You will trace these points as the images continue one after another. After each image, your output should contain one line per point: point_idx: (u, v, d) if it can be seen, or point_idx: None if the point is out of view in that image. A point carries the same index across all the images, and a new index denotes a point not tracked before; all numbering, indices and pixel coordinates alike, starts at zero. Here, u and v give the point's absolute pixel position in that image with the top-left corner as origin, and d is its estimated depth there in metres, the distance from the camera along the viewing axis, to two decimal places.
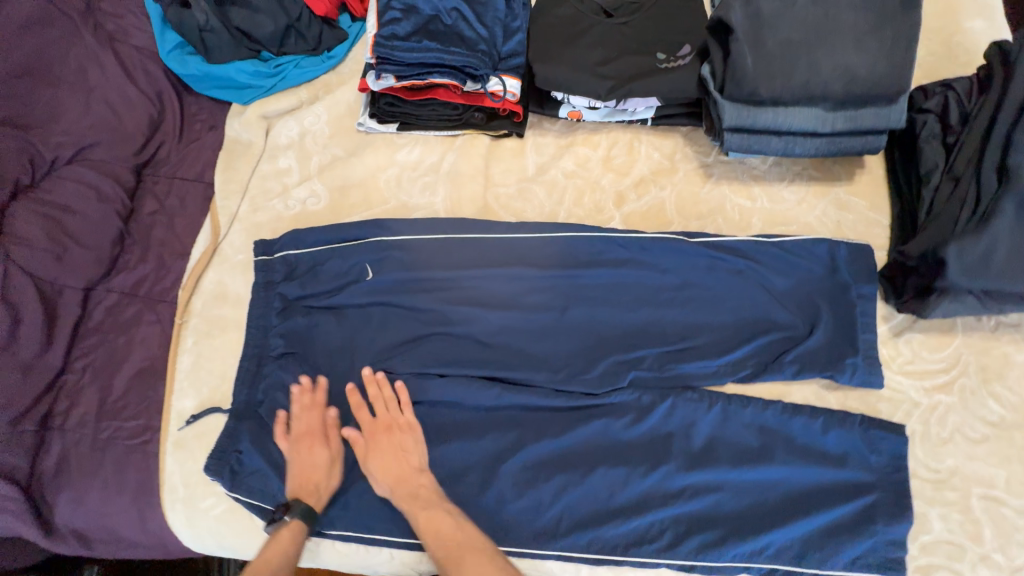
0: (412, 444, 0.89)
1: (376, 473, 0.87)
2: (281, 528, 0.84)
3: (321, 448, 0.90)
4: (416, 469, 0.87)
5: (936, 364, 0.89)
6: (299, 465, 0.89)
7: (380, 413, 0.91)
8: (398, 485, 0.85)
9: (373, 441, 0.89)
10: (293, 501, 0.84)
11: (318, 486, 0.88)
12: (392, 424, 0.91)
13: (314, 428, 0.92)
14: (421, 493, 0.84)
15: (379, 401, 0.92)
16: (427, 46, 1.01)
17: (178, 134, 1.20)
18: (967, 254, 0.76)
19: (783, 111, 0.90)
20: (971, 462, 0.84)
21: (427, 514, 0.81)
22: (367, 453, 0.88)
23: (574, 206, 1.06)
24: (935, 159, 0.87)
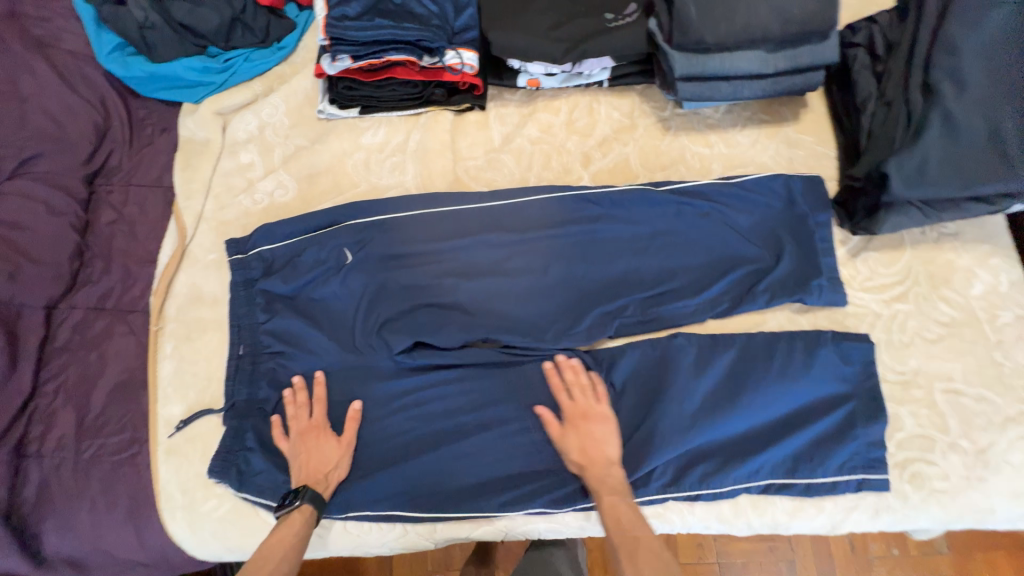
0: (608, 436, 0.87)
1: (570, 453, 0.87)
2: (289, 514, 0.84)
3: (327, 440, 0.90)
4: (607, 460, 0.86)
5: (891, 277, 0.96)
6: (306, 456, 0.88)
7: (579, 399, 0.90)
8: (587, 467, 0.86)
9: (569, 424, 0.88)
10: (302, 487, 0.85)
11: (327, 474, 0.88)
12: (589, 413, 0.89)
13: (317, 422, 0.91)
14: (607, 478, 0.85)
15: (572, 384, 0.92)
16: (380, 24, 1.01)
17: (128, 141, 1.15)
18: (904, 167, 0.84)
19: (729, 56, 0.94)
20: (931, 361, 0.91)
21: (611, 499, 0.83)
22: (565, 437, 0.88)
23: (542, 170, 1.09)
24: (869, 88, 0.95)
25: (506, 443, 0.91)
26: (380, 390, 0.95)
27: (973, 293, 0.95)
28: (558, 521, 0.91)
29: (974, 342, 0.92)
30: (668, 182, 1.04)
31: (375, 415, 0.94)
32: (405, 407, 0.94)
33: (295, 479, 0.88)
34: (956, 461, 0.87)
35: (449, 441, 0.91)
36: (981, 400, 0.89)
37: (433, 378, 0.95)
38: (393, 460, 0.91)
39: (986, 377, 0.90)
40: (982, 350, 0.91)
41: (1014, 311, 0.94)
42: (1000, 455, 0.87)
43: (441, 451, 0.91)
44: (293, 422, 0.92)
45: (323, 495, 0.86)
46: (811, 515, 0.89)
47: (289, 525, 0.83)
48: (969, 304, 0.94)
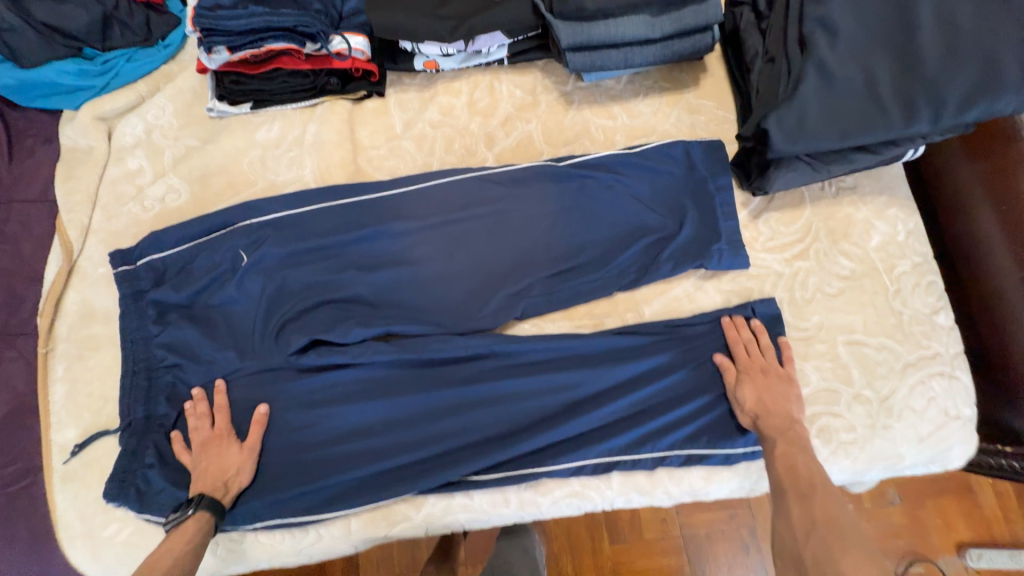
0: (789, 395, 0.85)
1: (745, 400, 0.85)
2: (183, 521, 0.80)
3: (229, 447, 0.86)
4: (789, 417, 0.83)
5: (791, 236, 0.96)
6: (205, 466, 0.85)
7: (759, 353, 0.88)
8: (764, 415, 0.83)
9: (746, 375, 0.86)
10: (197, 495, 0.81)
11: (228, 481, 0.84)
12: (769, 370, 0.87)
13: (218, 429, 0.87)
14: (785, 430, 0.82)
15: (750, 339, 0.90)
16: (253, 11, 0.95)
17: (8, 154, 1.09)
18: (786, 120, 0.82)
19: (615, 22, 0.92)
20: (833, 314, 0.92)
21: (789, 448, 0.80)
22: (743, 384, 0.86)
23: (445, 154, 1.06)
24: (756, 46, 0.94)
25: (415, 436, 0.88)
26: (283, 396, 0.91)
27: (873, 244, 0.95)
28: (477, 509, 0.89)
29: (873, 292, 0.93)
30: (573, 156, 1.02)
31: (280, 419, 0.90)
32: (312, 409, 0.90)
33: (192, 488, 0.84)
34: (860, 411, 0.88)
35: (357, 441, 0.89)
36: (882, 349, 0.90)
37: (337, 375, 0.91)
38: (302, 464, 0.88)
39: (886, 326, 0.91)
40: (881, 299, 0.93)
41: (911, 259, 0.95)
42: (902, 402, 0.89)
43: (353, 451, 0.88)
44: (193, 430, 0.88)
45: (223, 501, 0.83)
46: (725, 478, 0.89)
47: (179, 536, 0.79)
48: (869, 255, 0.95)
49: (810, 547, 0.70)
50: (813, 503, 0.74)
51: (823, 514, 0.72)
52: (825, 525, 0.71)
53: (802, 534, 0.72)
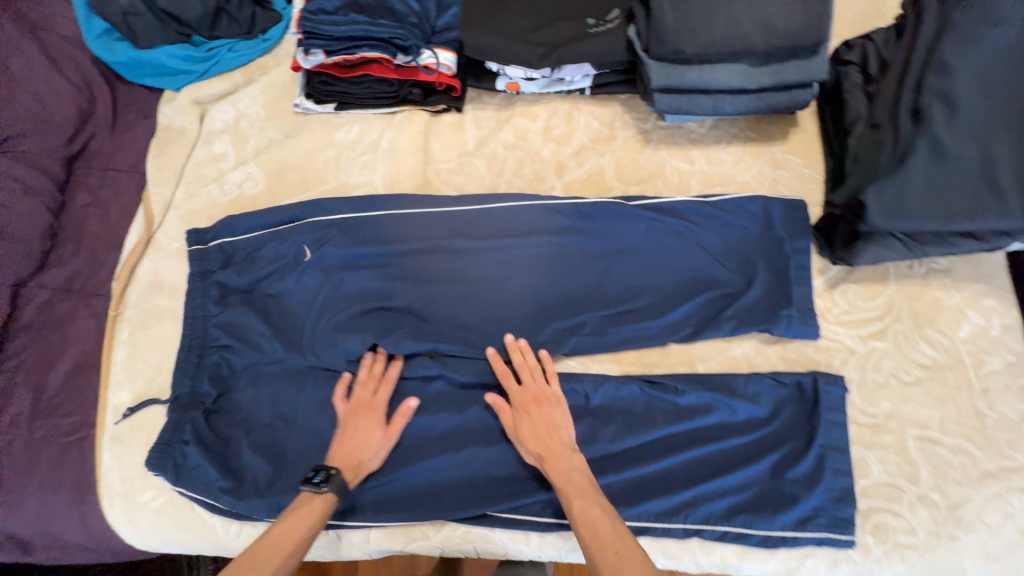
0: (561, 419, 0.85)
1: (526, 440, 0.83)
2: (313, 495, 0.80)
3: (376, 423, 0.87)
4: (565, 448, 0.82)
5: (870, 312, 0.90)
6: (349, 435, 0.86)
7: (528, 384, 0.87)
8: (545, 460, 0.81)
9: (521, 411, 0.85)
10: (334, 472, 0.80)
11: (360, 463, 0.84)
12: (540, 395, 0.87)
13: (374, 404, 0.88)
14: (570, 473, 0.79)
15: (522, 366, 0.88)
16: (354, 19, 0.99)
17: (111, 125, 1.17)
18: (885, 195, 0.78)
19: (709, 68, 0.89)
20: (907, 405, 0.85)
21: (583, 502, 0.75)
22: (518, 423, 0.85)
23: (514, 176, 1.06)
24: (859, 108, 0.89)
25: (445, 460, 0.87)
26: (326, 394, 0.92)
27: (961, 335, 0.88)
28: (496, 542, 0.87)
29: (956, 388, 0.85)
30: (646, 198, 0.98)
31: (317, 417, 0.91)
32: None
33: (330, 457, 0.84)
34: (925, 515, 0.80)
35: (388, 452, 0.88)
36: (957, 452, 0.82)
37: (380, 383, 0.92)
38: None
39: (966, 428, 0.83)
40: (965, 397, 0.85)
41: (1003, 357, 0.87)
42: (974, 513, 0.80)
43: (383, 465, 0.87)
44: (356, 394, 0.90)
45: (350, 486, 0.82)
46: (763, 561, 0.82)
47: (306, 515, 0.78)
48: (955, 346, 0.87)
49: None
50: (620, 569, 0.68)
51: None
52: None
53: None
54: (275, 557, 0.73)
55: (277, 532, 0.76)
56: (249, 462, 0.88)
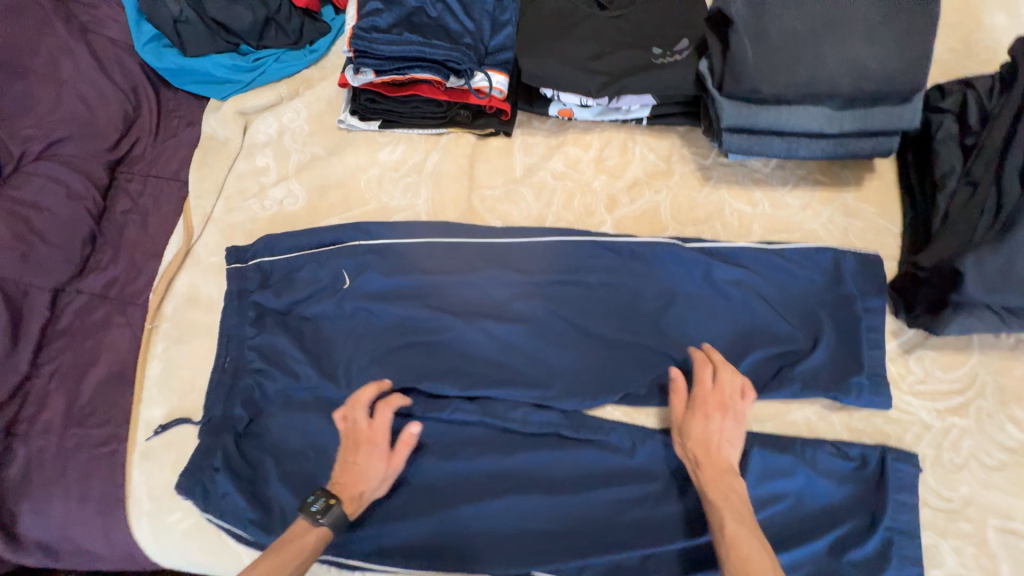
0: (736, 442, 0.76)
1: (691, 438, 0.76)
2: (308, 527, 0.74)
3: (377, 454, 0.80)
4: (729, 468, 0.74)
5: (949, 384, 0.82)
6: (349, 466, 0.80)
7: (720, 390, 0.79)
8: (704, 467, 0.74)
9: (700, 410, 0.78)
10: (331, 504, 0.75)
11: (362, 494, 0.79)
12: (726, 406, 0.78)
13: (374, 433, 0.82)
14: (728, 493, 0.72)
15: (717, 371, 0.80)
16: (408, 39, 0.95)
17: (155, 131, 1.16)
18: (987, 265, 0.71)
19: (787, 110, 0.83)
20: (987, 491, 0.77)
21: (739, 528, 0.68)
22: (693, 419, 0.77)
23: (563, 209, 1.00)
24: (952, 161, 0.83)
25: (479, 510, 0.83)
26: None
27: None
28: None
29: None
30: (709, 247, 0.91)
31: None
32: None
33: (329, 487, 0.79)
34: None
35: (420, 496, 0.84)
36: None
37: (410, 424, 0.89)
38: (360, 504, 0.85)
39: None
40: None
41: None
42: None
43: (414, 511, 0.83)
44: (353, 420, 0.83)
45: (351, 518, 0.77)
46: None
47: (298, 550, 0.72)
48: None
49: None
50: None
51: None
52: None
53: None
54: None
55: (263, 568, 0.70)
56: (277, 494, 0.85)
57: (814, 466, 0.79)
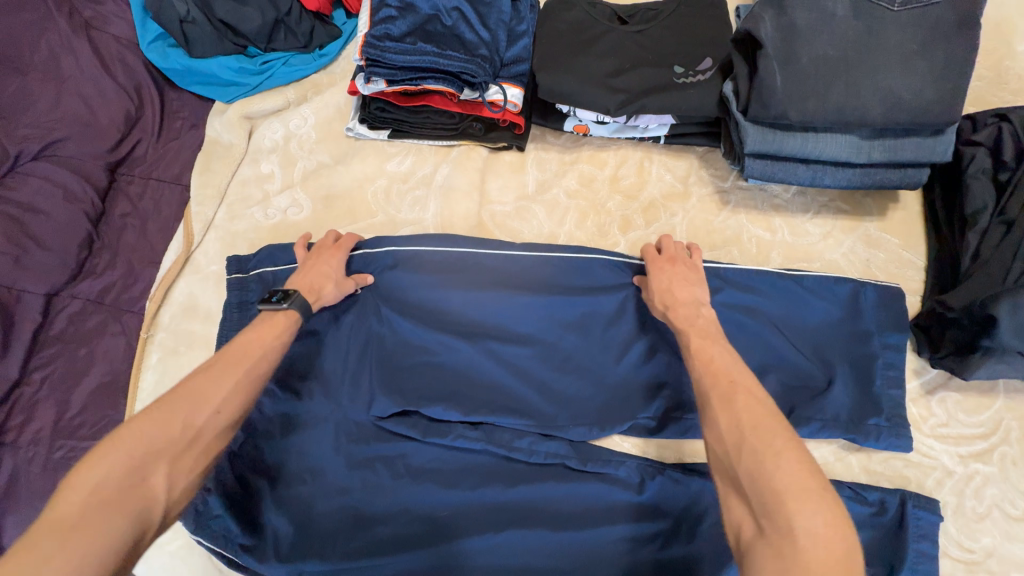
0: (695, 279, 0.82)
1: (652, 289, 0.83)
2: (273, 313, 0.79)
3: (337, 258, 0.90)
4: (694, 301, 0.79)
5: (973, 428, 0.79)
6: (311, 266, 0.88)
7: (667, 247, 0.87)
8: (668, 304, 0.80)
9: (654, 262, 0.85)
10: (293, 291, 0.81)
11: (321, 288, 0.85)
12: (676, 254, 0.85)
13: (338, 245, 0.91)
14: (694, 319, 0.77)
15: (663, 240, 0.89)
16: (422, 49, 0.92)
17: (157, 132, 1.12)
18: (1022, 312, 0.68)
19: (813, 137, 0.81)
20: (1011, 543, 0.74)
21: (703, 341, 0.73)
22: (652, 273, 0.84)
23: (576, 228, 0.97)
24: (984, 198, 0.79)
25: (479, 542, 0.80)
26: (358, 450, 0.86)
27: None
28: None
29: None
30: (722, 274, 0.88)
31: (342, 477, 0.84)
32: (387, 475, 0.84)
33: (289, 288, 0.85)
34: None
35: (420, 524, 0.82)
36: None
37: (409, 449, 0.86)
38: (357, 529, 0.82)
39: None
40: None
41: None
42: None
43: (411, 540, 0.81)
44: (319, 243, 0.93)
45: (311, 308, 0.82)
46: None
47: (272, 327, 0.78)
48: None
49: (734, 456, 0.59)
50: (733, 397, 0.63)
51: (744, 413, 0.61)
52: (754, 420, 0.60)
53: (732, 444, 0.60)
54: (248, 361, 0.72)
55: (243, 342, 0.74)
56: (271, 518, 0.83)
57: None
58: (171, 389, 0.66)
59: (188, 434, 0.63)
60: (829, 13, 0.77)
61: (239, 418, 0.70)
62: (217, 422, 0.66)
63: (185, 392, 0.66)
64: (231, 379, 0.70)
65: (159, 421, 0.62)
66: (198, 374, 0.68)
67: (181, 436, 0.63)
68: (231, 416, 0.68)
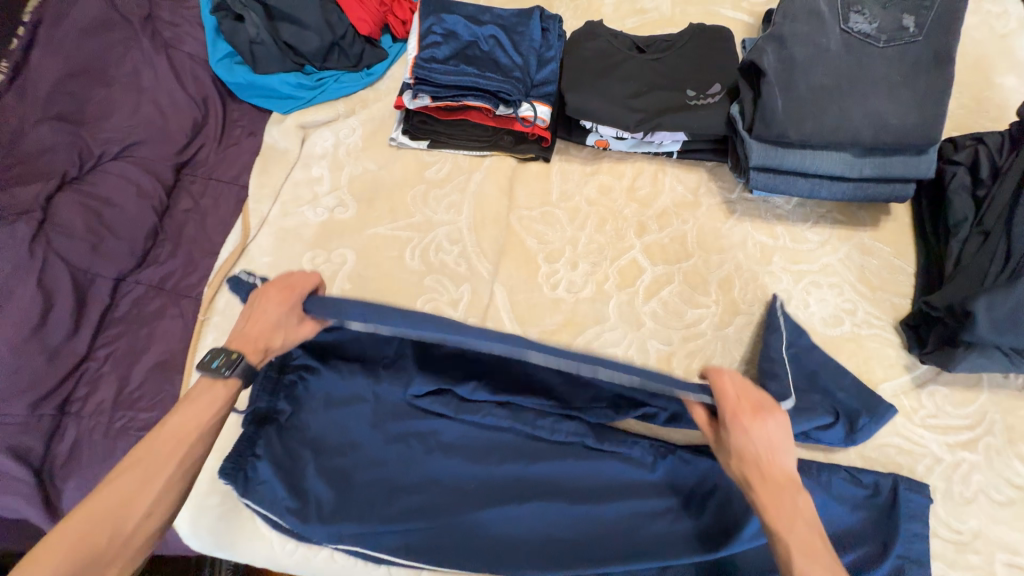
0: (783, 448, 0.72)
1: (733, 454, 0.74)
2: (213, 382, 0.79)
3: (283, 312, 0.84)
4: (788, 482, 0.70)
5: (960, 419, 0.87)
6: (255, 320, 0.83)
7: (747, 399, 0.76)
8: (757, 485, 0.70)
9: (733, 421, 0.74)
10: (236, 357, 0.79)
11: (268, 346, 0.83)
12: (761, 409, 0.74)
13: (290, 296, 0.85)
14: (793, 519, 0.67)
15: (736, 383, 0.78)
16: (464, 71, 1.04)
17: (218, 139, 1.26)
18: (998, 308, 0.76)
19: (811, 154, 0.91)
20: (995, 526, 0.81)
21: (810, 568, 0.63)
22: (735, 435, 0.73)
23: (595, 232, 1.07)
24: (965, 211, 0.88)
25: (504, 512, 0.87)
26: (395, 425, 0.94)
27: None
28: None
29: None
30: (787, 393, 0.80)
31: (380, 449, 0.92)
32: (420, 448, 0.92)
33: (230, 341, 0.83)
34: None
35: (451, 494, 0.89)
36: None
37: (441, 427, 0.94)
38: (393, 497, 0.89)
39: None
40: None
41: None
42: None
43: (442, 508, 0.88)
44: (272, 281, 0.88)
45: (256, 368, 0.82)
46: None
47: (210, 400, 0.77)
48: None
49: None
50: None
51: None
52: None
53: None
54: (180, 452, 0.73)
55: (174, 428, 0.74)
56: (313, 485, 0.90)
57: (829, 491, 0.82)
58: (93, 495, 0.68)
59: (116, 542, 0.66)
60: (823, 47, 0.89)
61: (173, 515, 0.72)
62: (148, 526, 0.68)
63: (111, 499, 0.67)
64: (159, 480, 0.70)
65: (83, 536, 0.64)
66: (120, 477, 0.69)
67: (107, 546, 0.65)
68: (163, 516, 0.70)
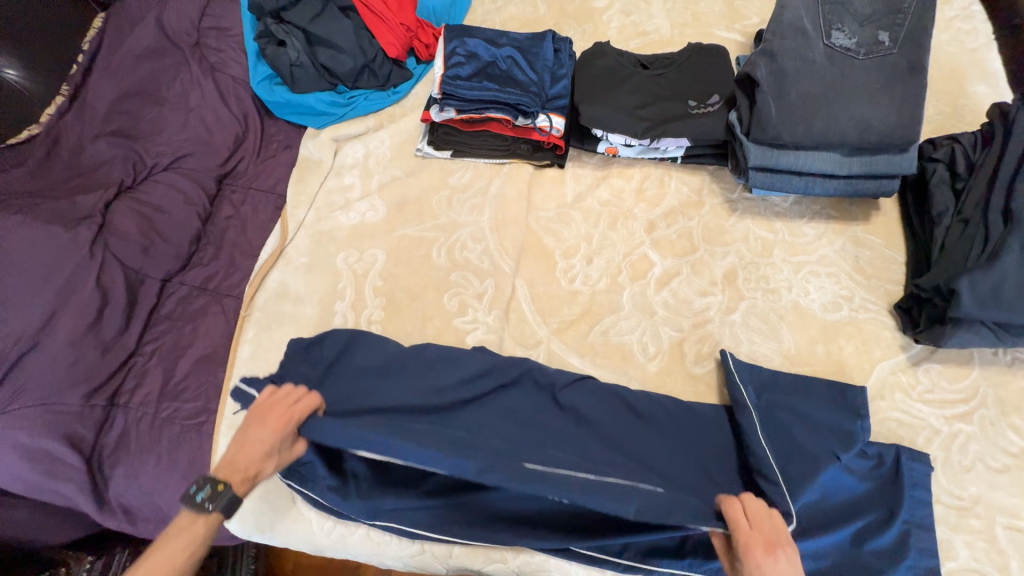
0: None
1: None
2: (193, 518, 0.70)
3: (278, 435, 0.77)
4: None
5: (955, 394, 0.93)
6: (246, 445, 0.76)
7: (763, 528, 0.68)
8: None
9: (748, 557, 0.66)
10: (223, 488, 0.71)
11: (257, 473, 0.76)
12: (777, 543, 0.66)
13: (285, 420, 0.79)
14: None
15: (752, 509, 0.71)
16: (486, 86, 1.15)
17: (257, 153, 1.37)
18: (979, 286, 0.83)
19: (804, 154, 1.01)
20: (994, 491, 0.86)
21: None
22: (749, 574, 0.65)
23: (608, 230, 1.16)
24: (946, 202, 0.97)
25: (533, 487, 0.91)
26: None
27: None
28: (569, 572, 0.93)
29: None
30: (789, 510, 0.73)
31: None
32: None
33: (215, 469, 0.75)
34: None
35: None
36: None
37: None
38: (426, 475, 0.95)
39: None
40: None
41: None
42: None
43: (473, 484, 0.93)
44: (264, 402, 0.81)
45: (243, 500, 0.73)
46: None
47: (187, 541, 0.68)
48: None
49: None
50: None
51: None
52: None
53: None
54: None
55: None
56: (351, 464, 0.95)
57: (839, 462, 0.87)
58: None
59: None
60: (810, 60, 0.99)
61: None
62: None
63: None
64: None
65: None
66: None
67: None
68: None
